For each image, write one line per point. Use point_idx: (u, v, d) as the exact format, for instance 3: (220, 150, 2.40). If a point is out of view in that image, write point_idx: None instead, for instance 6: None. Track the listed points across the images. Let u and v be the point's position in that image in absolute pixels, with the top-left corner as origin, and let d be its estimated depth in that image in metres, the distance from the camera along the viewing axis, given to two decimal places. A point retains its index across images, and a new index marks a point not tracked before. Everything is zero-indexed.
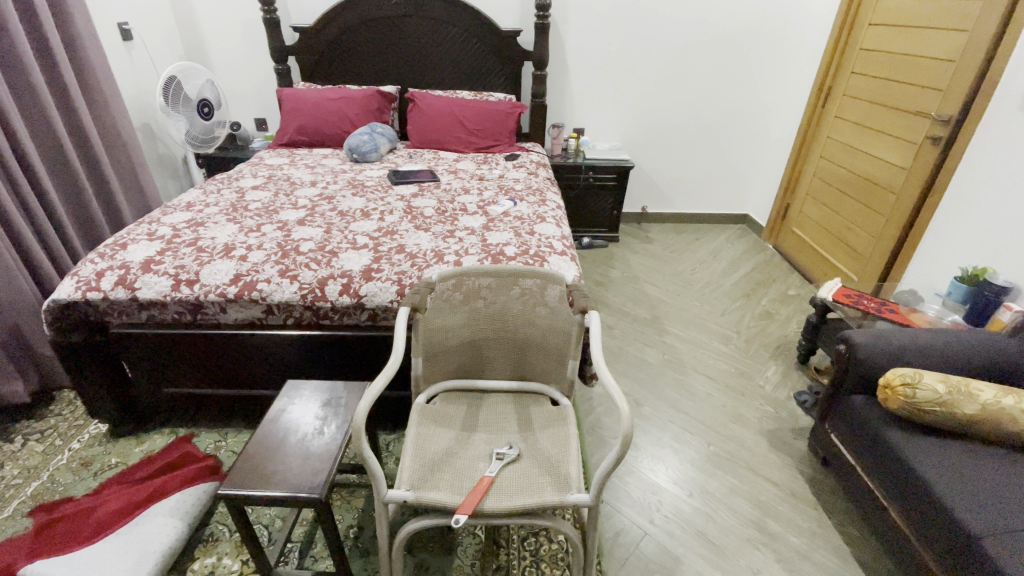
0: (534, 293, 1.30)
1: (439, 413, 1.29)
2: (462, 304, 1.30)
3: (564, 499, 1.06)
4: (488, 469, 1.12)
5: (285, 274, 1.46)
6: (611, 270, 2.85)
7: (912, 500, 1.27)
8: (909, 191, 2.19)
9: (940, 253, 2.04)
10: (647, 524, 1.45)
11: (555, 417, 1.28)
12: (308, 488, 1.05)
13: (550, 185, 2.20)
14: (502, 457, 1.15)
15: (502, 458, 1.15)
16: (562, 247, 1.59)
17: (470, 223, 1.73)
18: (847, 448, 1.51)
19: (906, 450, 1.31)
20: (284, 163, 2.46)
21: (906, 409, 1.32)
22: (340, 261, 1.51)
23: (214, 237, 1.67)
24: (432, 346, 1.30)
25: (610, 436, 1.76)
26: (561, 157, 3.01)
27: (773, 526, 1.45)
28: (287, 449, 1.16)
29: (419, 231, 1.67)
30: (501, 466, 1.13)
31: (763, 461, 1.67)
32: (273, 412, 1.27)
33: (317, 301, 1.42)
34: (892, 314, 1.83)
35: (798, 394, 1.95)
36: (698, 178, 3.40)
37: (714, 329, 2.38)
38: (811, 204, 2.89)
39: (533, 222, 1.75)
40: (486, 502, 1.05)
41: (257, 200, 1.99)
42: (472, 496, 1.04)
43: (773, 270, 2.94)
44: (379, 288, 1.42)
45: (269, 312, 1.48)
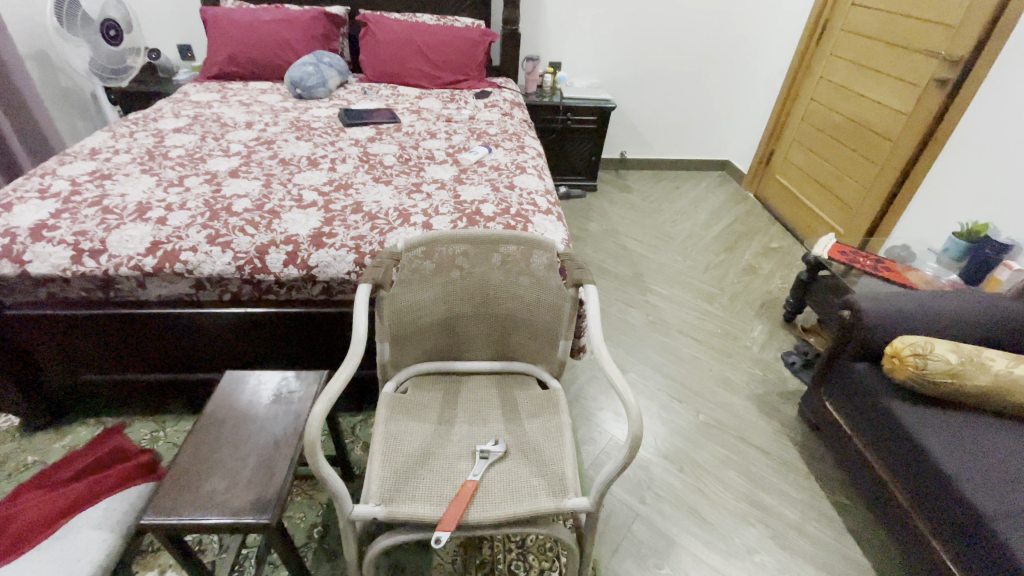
0: (517, 262, 1.11)
1: (411, 403, 1.11)
2: (434, 276, 1.10)
3: (560, 505, 0.93)
4: (471, 470, 0.97)
5: (214, 240, 1.20)
6: (589, 223, 2.67)
7: (916, 476, 1.20)
8: (907, 138, 2.06)
9: (937, 205, 1.95)
10: (638, 504, 1.36)
11: (544, 403, 1.13)
12: (256, 510, 0.84)
13: (528, 129, 1.95)
14: (488, 455, 1.00)
15: (486, 456, 1.00)
16: (547, 204, 1.39)
17: (438, 175, 1.50)
18: (844, 418, 1.44)
19: (912, 423, 1.23)
20: (213, 99, 2.08)
21: (915, 380, 1.24)
22: (283, 223, 1.25)
23: (124, 193, 1.37)
24: (399, 327, 1.10)
25: (596, 408, 1.65)
26: (536, 95, 2.71)
27: (766, 500, 1.39)
28: (228, 458, 0.92)
29: (378, 185, 1.42)
30: (486, 466, 0.98)
31: (753, 428, 1.60)
32: (209, 408, 1.02)
33: (257, 274, 1.18)
34: (889, 272, 1.74)
35: (786, 355, 1.87)
36: (680, 121, 3.17)
37: (698, 285, 2.26)
38: (798, 150, 2.75)
39: (512, 173, 1.52)
40: (471, 512, 0.91)
41: (178, 146, 1.66)
42: (455, 506, 0.89)
43: (755, 221, 2.82)
44: (332, 258, 1.18)
45: (199, 287, 1.23)
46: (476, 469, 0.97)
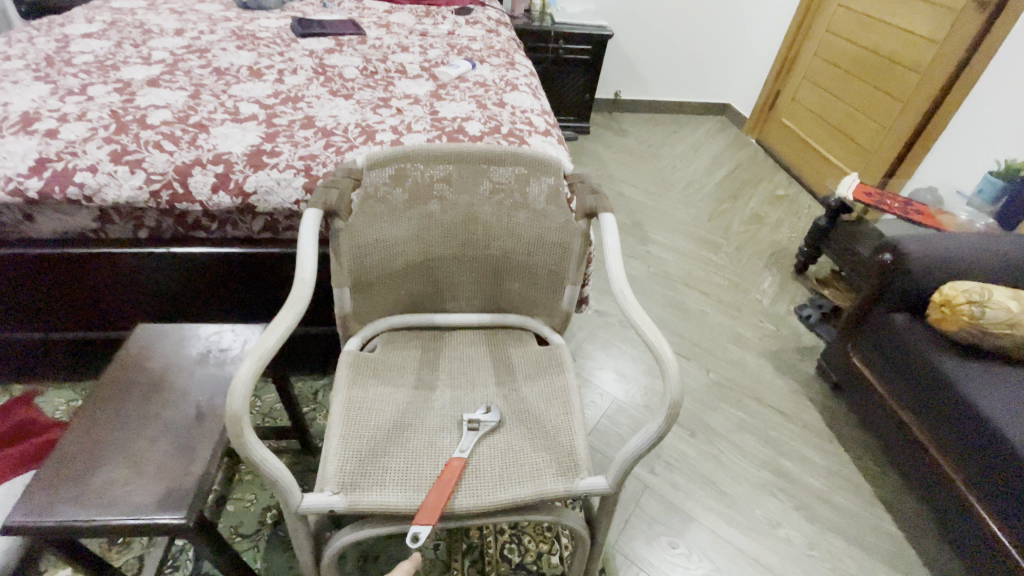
0: (511, 189, 0.89)
1: (381, 363, 0.89)
2: (406, 206, 0.87)
3: (572, 488, 0.74)
4: (457, 445, 0.77)
5: (120, 159, 0.93)
6: (581, 168, 2.42)
7: (965, 440, 1.05)
8: (938, 69, 1.86)
9: (970, 142, 1.77)
10: (647, 475, 1.19)
11: (545, 362, 0.92)
12: (166, 505, 0.62)
13: (517, 47, 1.67)
14: (477, 426, 0.80)
15: (476, 429, 0.79)
16: (544, 125, 1.15)
17: (411, 90, 1.23)
18: (875, 375, 1.28)
19: (962, 381, 1.07)
20: (138, 6, 1.73)
21: (968, 331, 1.08)
22: (211, 138, 0.98)
23: (7, 102, 1.07)
24: (362, 270, 0.87)
25: (595, 368, 1.46)
26: (524, 20, 2.40)
27: (788, 467, 1.24)
28: (134, 436, 0.69)
29: (336, 99, 1.15)
30: (477, 440, 0.78)
31: (768, 388, 1.44)
32: (115, 369, 0.78)
33: (178, 202, 0.92)
34: (920, 214, 1.56)
35: (800, 309, 1.70)
36: (680, 57, 2.90)
37: (701, 235, 2.07)
38: (807, 89, 2.52)
39: (500, 90, 1.26)
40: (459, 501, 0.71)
41: (87, 53, 1.33)
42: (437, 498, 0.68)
43: (759, 167, 2.62)
44: (275, 182, 0.93)
45: (105, 220, 0.96)
46: (464, 445, 0.76)
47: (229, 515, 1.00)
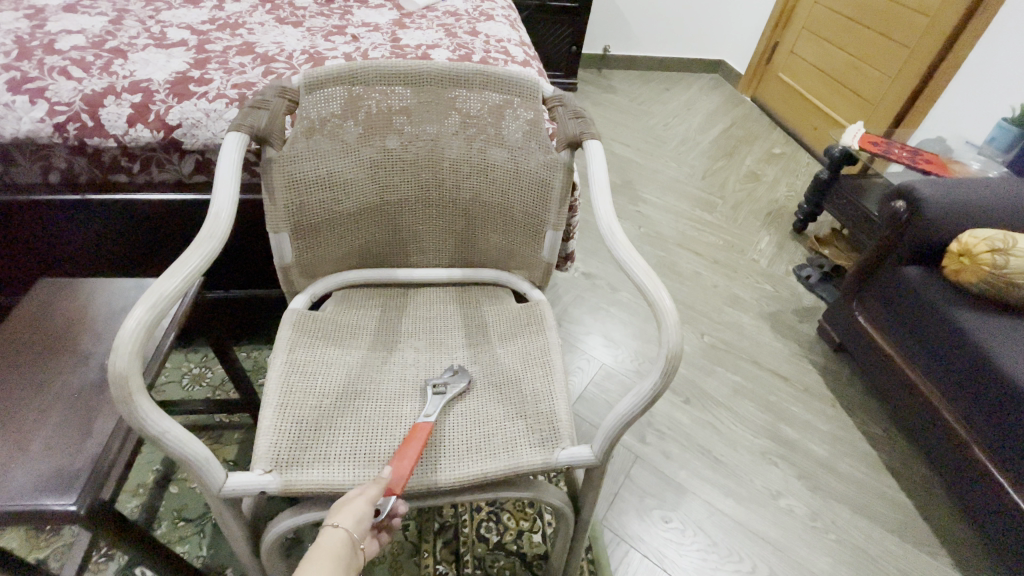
0: (480, 115, 0.76)
1: (333, 322, 0.77)
2: (357, 134, 0.74)
3: (551, 459, 0.63)
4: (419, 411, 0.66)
5: (16, 87, 0.79)
6: None
7: (982, 400, 0.96)
8: (949, 10, 1.73)
9: (984, 88, 1.66)
10: (638, 445, 1.10)
11: (523, 319, 0.81)
12: (48, 488, 0.50)
13: None
14: (444, 390, 0.69)
15: (442, 392, 0.68)
16: (523, 55, 1.01)
17: (371, 18, 1.08)
18: (883, 335, 1.19)
19: (981, 335, 0.98)
20: None
21: (988, 284, 0.99)
22: (129, 65, 0.84)
23: None
24: (307, 213, 0.74)
25: (582, 332, 1.36)
26: None
27: (789, 434, 1.15)
28: (17, 406, 0.58)
29: (283, 26, 1.00)
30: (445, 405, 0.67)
31: (767, 352, 1.35)
32: (4, 334, 0.66)
33: (88, 139, 0.78)
34: (929, 164, 1.45)
35: (799, 268, 1.61)
36: (672, 9, 2.73)
37: (695, 194, 1.95)
38: (806, 40, 2.38)
39: (474, 19, 1.12)
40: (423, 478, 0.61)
41: None
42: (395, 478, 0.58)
43: (755, 125, 2.49)
44: (204, 115, 0.79)
45: (6, 162, 0.82)
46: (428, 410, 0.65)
47: (171, 498, 0.89)
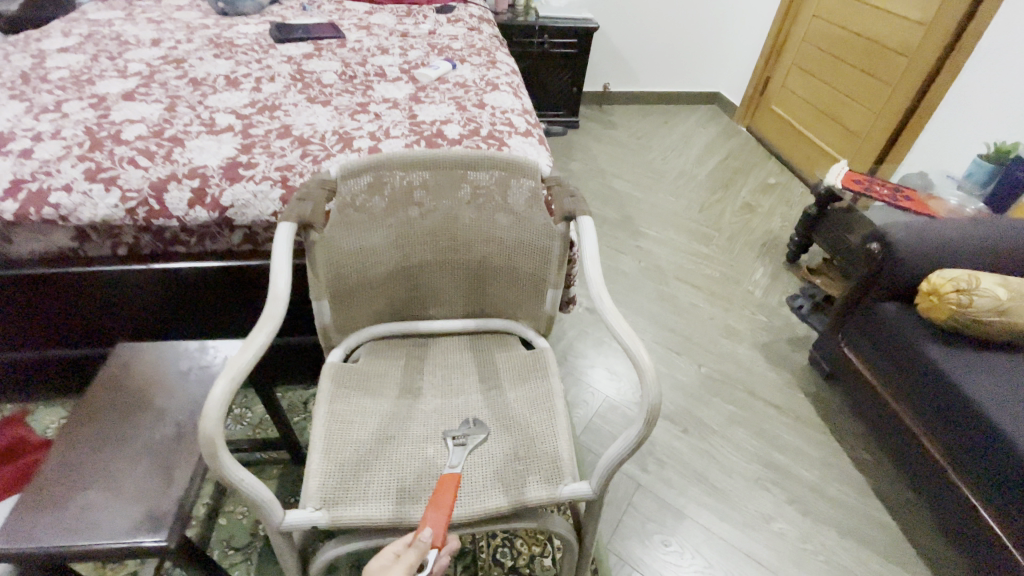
0: (490, 190, 0.88)
1: (364, 374, 0.88)
2: (385, 211, 0.86)
3: (555, 494, 0.74)
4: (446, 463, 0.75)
5: (94, 177, 0.92)
6: (571, 163, 2.40)
7: (955, 429, 1.05)
8: (927, 52, 1.84)
9: (961, 125, 1.76)
10: (640, 473, 1.19)
11: (530, 366, 0.92)
12: (145, 528, 0.62)
13: (498, 45, 1.66)
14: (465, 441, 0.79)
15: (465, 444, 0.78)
16: (525, 125, 1.14)
17: (389, 93, 1.22)
18: (866, 365, 1.28)
19: (951, 369, 1.07)
20: (115, 17, 1.71)
21: (956, 320, 1.07)
22: (187, 152, 0.98)
23: None
24: (340, 281, 0.86)
25: (586, 366, 1.46)
26: (509, 16, 2.38)
27: (781, 460, 1.24)
28: (112, 457, 0.70)
29: (314, 106, 1.14)
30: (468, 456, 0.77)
31: (761, 381, 1.44)
32: (90, 394, 0.78)
33: (155, 219, 0.92)
34: (910, 202, 1.55)
35: (792, 299, 1.70)
36: (668, 47, 2.87)
37: (693, 227, 2.05)
38: (796, 75, 2.50)
39: (481, 90, 1.25)
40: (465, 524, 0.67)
41: (62, 68, 1.31)
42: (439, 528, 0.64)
43: (750, 156, 2.59)
44: (252, 195, 0.92)
45: (83, 239, 0.95)
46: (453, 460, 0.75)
47: (220, 529, 1.00)
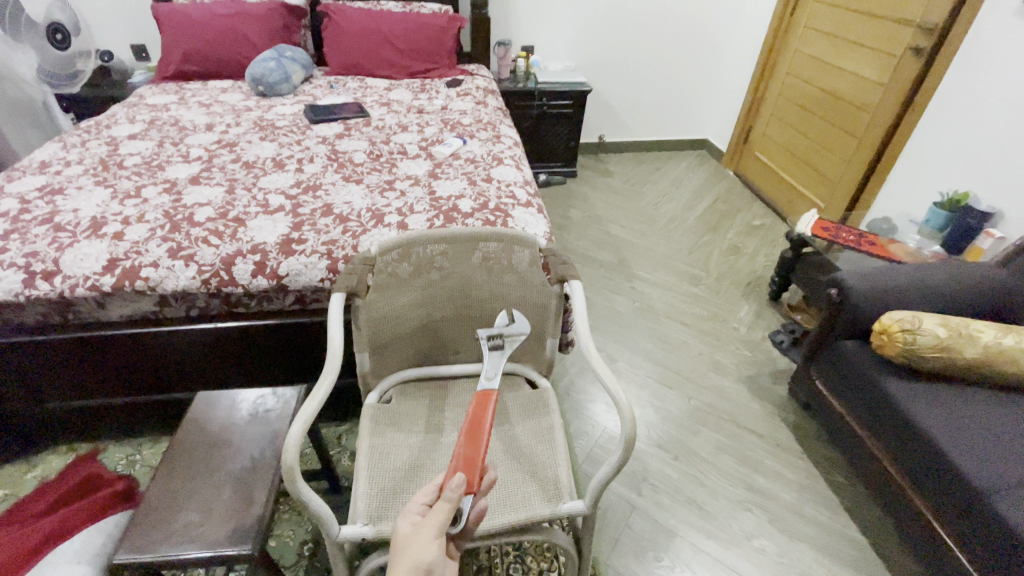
0: (498, 257, 1.06)
1: (397, 413, 1.06)
2: (413, 278, 1.05)
3: (556, 510, 0.90)
4: (482, 373, 0.82)
5: (176, 254, 1.14)
6: (570, 210, 2.62)
7: (911, 454, 1.19)
8: (885, 110, 2.04)
9: (919, 174, 1.95)
10: (635, 497, 1.34)
11: (535, 404, 1.10)
12: (236, 539, 0.80)
13: (501, 118, 1.90)
14: (502, 344, 0.91)
15: (501, 348, 0.89)
16: (526, 196, 1.36)
17: (411, 171, 1.44)
18: (836, 396, 1.43)
19: (905, 401, 1.22)
20: (170, 101, 1.98)
21: (904, 356, 1.22)
22: (249, 231, 1.19)
23: (76, 208, 1.27)
24: (378, 337, 1.05)
25: (587, 400, 1.62)
26: (510, 82, 2.66)
27: (762, 484, 1.38)
28: (203, 485, 0.88)
29: (349, 185, 1.37)
30: (506, 362, 0.86)
31: (745, 412, 1.59)
32: (180, 438, 0.97)
33: (225, 287, 1.13)
34: (873, 247, 1.73)
35: (774, 335, 1.86)
36: (657, 101, 3.13)
37: (683, 268, 2.24)
38: (775, 125, 2.72)
39: (489, 165, 1.48)
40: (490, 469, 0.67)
41: (134, 154, 1.55)
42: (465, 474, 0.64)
43: (737, 199, 2.80)
44: (303, 266, 1.13)
45: (164, 304, 1.16)
46: (489, 371, 0.82)
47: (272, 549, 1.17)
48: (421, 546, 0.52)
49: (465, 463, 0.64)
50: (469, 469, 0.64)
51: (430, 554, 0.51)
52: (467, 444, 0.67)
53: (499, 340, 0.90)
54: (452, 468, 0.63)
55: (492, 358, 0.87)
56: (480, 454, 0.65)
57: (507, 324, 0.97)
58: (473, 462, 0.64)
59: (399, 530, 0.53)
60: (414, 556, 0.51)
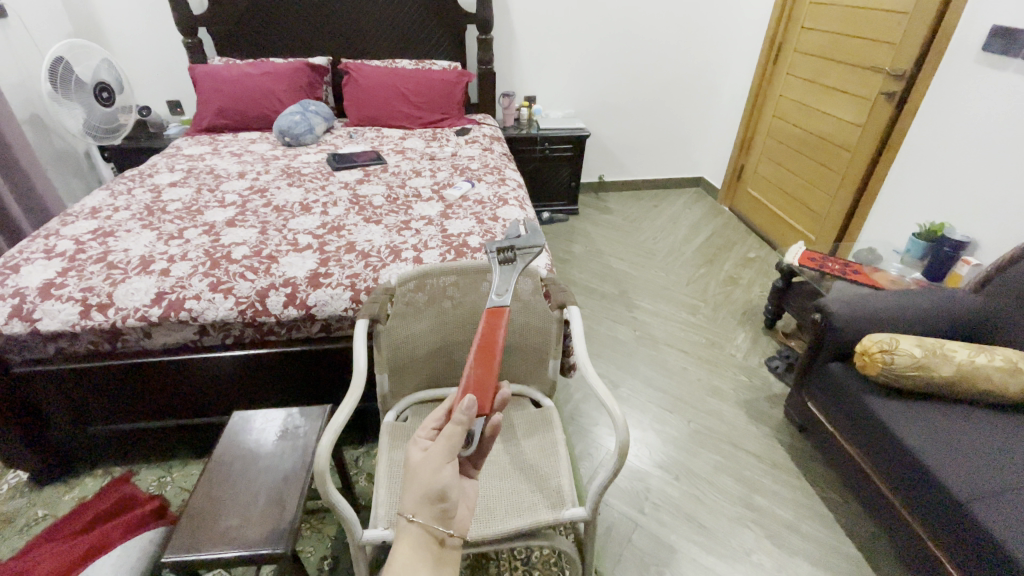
0: None
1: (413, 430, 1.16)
2: (427, 307, 1.15)
3: (559, 515, 0.99)
4: (493, 288, 0.81)
5: (216, 288, 1.27)
6: (573, 245, 2.76)
7: (898, 468, 1.24)
8: (864, 148, 2.19)
9: (899, 208, 2.07)
10: (637, 515, 1.41)
11: (539, 421, 1.19)
12: (271, 542, 0.90)
13: (506, 162, 2.07)
14: (513, 258, 0.85)
15: (512, 261, 0.84)
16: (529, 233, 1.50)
17: (425, 211, 1.59)
18: (826, 416, 1.50)
19: (886, 416, 1.29)
20: (205, 152, 2.18)
21: (885, 375, 1.30)
22: (281, 267, 1.33)
23: (127, 248, 1.42)
24: (397, 359, 1.16)
25: (591, 424, 1.70)
26: (514, 129, 2.86)
27: (760, 501, 1.44)
28: (240, 495, 0.98)
29: (369, 225, 1.51)
30: (517, 276, 0.82)
31: (743, 434, 1.66)
32: (218, 453, 1.07)
33: (259, 317, 1.25)
34: (857, 276, 1.84)
35: (770, 361, 1.95)
36: (653, 143, 3.32)
37: (681, 299, 2.35)
38: (765, 163, 2.88)
39: (495, 205, 1.62)
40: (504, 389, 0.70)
41: (176, 200, 1.72)
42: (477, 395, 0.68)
43: (733, 233, 2.94)
44: (330, 296, 1.26)
45: (203, 333, 1.29)
46: (500, 287, 0.81)
47: None
48: (431, 472, 0.51)
49: (476, 384, 0.68)
50: (480, 389, 0.68)
51: (442, 480, 0.51)
52: (481, 366, 0.71)
53: (510, 254, 0.85)
54: (464, 389, 0.68)
55: (503, 272, 0.83)
56: (492, 376, 0.69)
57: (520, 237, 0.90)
58: (484, 383, 0.69)
59: (410, 455, 0.53)
60: (425, 481, 0.51)
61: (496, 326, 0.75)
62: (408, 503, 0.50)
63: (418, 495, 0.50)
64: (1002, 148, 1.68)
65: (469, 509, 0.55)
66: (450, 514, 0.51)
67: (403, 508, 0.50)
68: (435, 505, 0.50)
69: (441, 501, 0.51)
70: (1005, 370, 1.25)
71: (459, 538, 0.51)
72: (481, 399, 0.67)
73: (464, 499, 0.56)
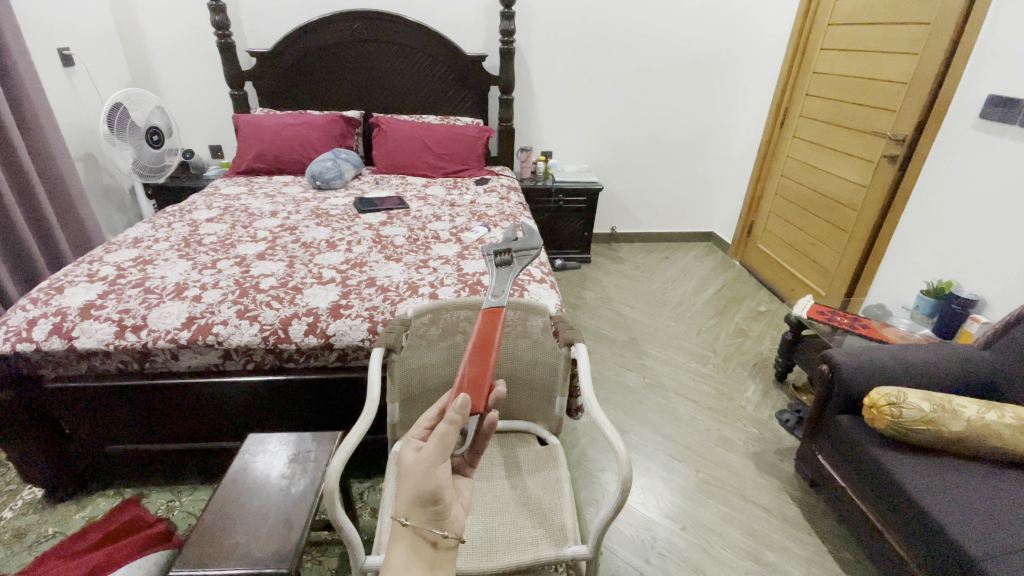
0: (515, 325, 1.21)
1: None
2: (441, 340, 1.20)
3: (561, 553, 0.99)
4: (489, 289, 0.85)
5: (243, 314, 1.34)
6: (585, 292, 2.82)
7: (911, 528, 1.20)
8: (869, 208, 2.25)
9: (906, 267, 2.11)
10: (642, 563, 1.38)
11: (544, 458, 1.20)
12: (277, 560, 0.92)
13: (522, 210, 2.18)
14: (510, 260, 0.90)
15: (508, 263, 0.89)
16: (540, 275, 1.60)
17: (443, 252, 1.68)
18: (836, 470, 1.47)
19: (896, 471, 1.26)
20: (241, 192, 2.33)
21: (893, 428, 1.28)
22: (305, 297, 1.40)
23: (163, 275, 1.52)
24: (408, 389, 1.20)
25: (597, 469, 1.69)
26: (531, 180, 3.02)
27: (770, 557, 1.41)
28: (248, 515, 1.01)
29: (390, 262, 1.60)
30: (512, 277, 0.87)
31: (752, 486, 1.64)
32: (232, 473, 1.11)
33: (281, 343, 1.32)
34: (866, 330, 1.85)
35: (780, 414, 1.93)
36: (665, 198, 3.44)
37: (691, 348, 2.36)
38: (775, 220, 2.95)
39: None
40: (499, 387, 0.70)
41: (211, 234, 1.83)
42: (471, 393, 0.69)
43: (742, 287, 2.98)
44: (349, 326, 1.33)
45: (226, 357, 1.36)
46: (496, 288, 0.86)
47: None
48: (423, 475, 0.53)
49: (471, 381, 0.69)
50: (474, 388, 0.69)
51: (434, 482, 0.53)
52: (476, 363, 0.72)
53: (506, 255, 0.91)
54: (459, 386, 0.69)
55: (499, 273, 0.88)
56: (486, 373, 0.70)
57: (518, 241, 0.96)
58: (479, 380, 0.70)
59: (405, 455, 0.55)
60: (418, 483, 0.53)
61: (492, 325, 0.79)
62: (402, 506, 0.51)
63: (410, 498, 0.52)
64: (1003, 211, 1.73)
65: (464, 510, 0.57)
66: (443, 516, 0.52)
67: (397, 511, 0.51)
68: (427, 508, 0.52)
69: (433, 504, 0.52)
70: (1015, 428, 1.24)
71: (454, 540, 0.52)
72: (474, 399, 0.68)
73: (459, 499, 0.58)
